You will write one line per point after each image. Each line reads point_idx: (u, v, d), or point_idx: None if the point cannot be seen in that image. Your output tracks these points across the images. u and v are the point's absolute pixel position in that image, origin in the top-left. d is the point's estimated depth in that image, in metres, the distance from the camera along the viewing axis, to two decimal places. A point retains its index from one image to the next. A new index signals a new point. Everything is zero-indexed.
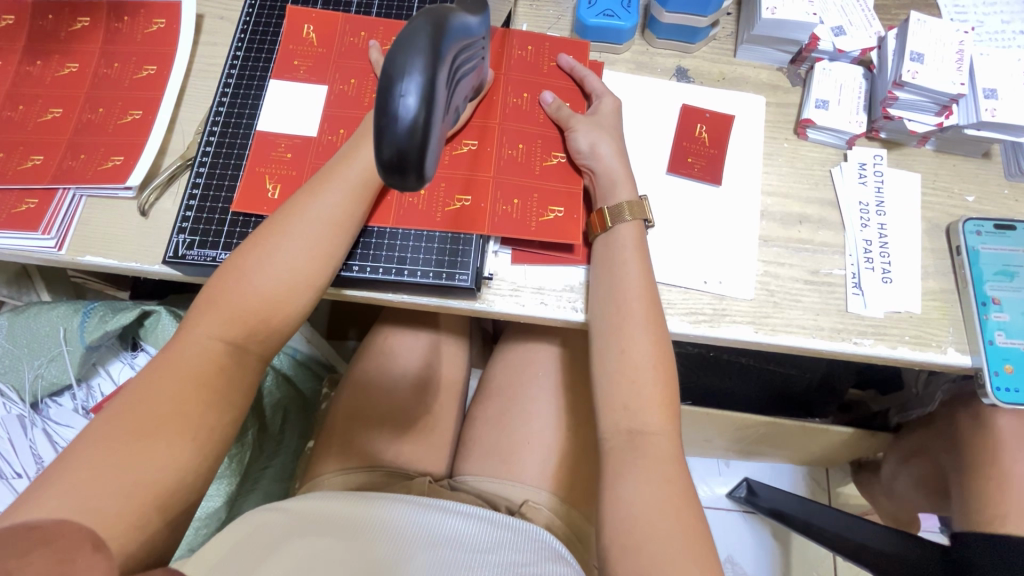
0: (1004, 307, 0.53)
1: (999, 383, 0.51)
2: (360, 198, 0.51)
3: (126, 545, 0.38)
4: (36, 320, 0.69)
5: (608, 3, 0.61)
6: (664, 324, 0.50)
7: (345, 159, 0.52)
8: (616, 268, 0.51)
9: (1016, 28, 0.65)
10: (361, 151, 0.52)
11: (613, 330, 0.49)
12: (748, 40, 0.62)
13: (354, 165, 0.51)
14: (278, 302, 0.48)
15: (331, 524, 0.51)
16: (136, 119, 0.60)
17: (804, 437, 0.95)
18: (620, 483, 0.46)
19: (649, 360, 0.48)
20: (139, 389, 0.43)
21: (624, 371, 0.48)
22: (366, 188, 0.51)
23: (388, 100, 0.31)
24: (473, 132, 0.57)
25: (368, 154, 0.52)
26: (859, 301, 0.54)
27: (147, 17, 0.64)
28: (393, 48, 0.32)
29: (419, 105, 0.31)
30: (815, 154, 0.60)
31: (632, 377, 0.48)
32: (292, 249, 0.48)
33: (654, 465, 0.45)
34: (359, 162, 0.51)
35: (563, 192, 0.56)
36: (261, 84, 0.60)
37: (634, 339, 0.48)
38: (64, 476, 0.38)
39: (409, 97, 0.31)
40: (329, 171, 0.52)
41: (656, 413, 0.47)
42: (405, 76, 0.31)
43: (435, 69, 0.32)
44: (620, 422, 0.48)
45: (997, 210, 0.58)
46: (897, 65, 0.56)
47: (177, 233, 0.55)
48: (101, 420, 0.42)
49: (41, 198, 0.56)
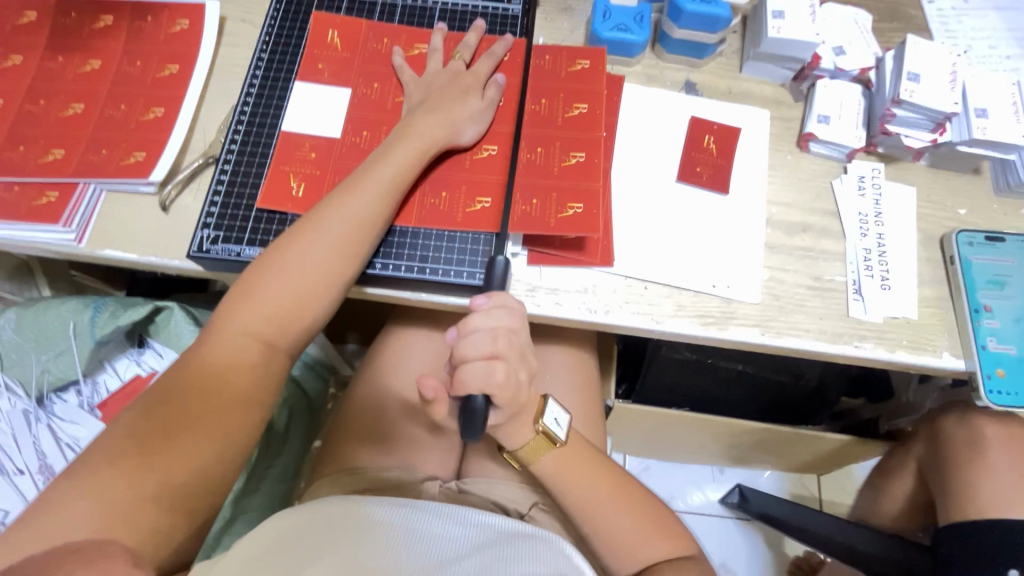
0: (995, 315, 0.56)
1: (992, 386, 0.54)
2: (389, 199, 0.53)
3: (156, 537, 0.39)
4: (45, 315, 0.69)
5: (622, 17, 0.64)
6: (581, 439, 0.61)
7: (378, 161, 0.53)
8: (558, 484, 0.59)
9: (1003, 52, 0.69)
10: (392, 154, 0.54)
11: (579, 479, 0.58)
12: (754, 57, 0.65)
13: (387, 168, 0.53)
14: (310, 299, 0.49)
15: (338, 528, 0.48)
16: (158, 117, 0.61)
17: (800, 443, 0.97)
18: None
19: (634, 502, 0.59)
20: (168, 392, 0.44)
21: (617, 555, 0.58)
22: (395, 189, 0.53)
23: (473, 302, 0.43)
24: (496, 138, 0.59)
25: (398, 158, 0.54)
26: (859, 307, 0.57)
27: (170, 17, 0.65)
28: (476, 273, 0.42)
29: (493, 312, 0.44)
30: (816, 167, 0.63)
31: (624, 535, 0.58)
32: (324, 247, 0.50)
33: (681, 567, 0.57)
34: (390, 166, 0.53)
35: (582, 190, 0.56)
36: (285, 86, 0.62)
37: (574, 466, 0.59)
38: (99, 467, 0.40)
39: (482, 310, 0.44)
40: (361, 173, 0.53)
41: (658, 551, 0.58)
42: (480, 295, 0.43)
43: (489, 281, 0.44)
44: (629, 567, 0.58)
45: (988, 223, 0.61)
46: (895, 84, 0.59)
47: (201, 228, 0.56)
48: (134, 414, 0.43)
49: (62, 192, 0.57)
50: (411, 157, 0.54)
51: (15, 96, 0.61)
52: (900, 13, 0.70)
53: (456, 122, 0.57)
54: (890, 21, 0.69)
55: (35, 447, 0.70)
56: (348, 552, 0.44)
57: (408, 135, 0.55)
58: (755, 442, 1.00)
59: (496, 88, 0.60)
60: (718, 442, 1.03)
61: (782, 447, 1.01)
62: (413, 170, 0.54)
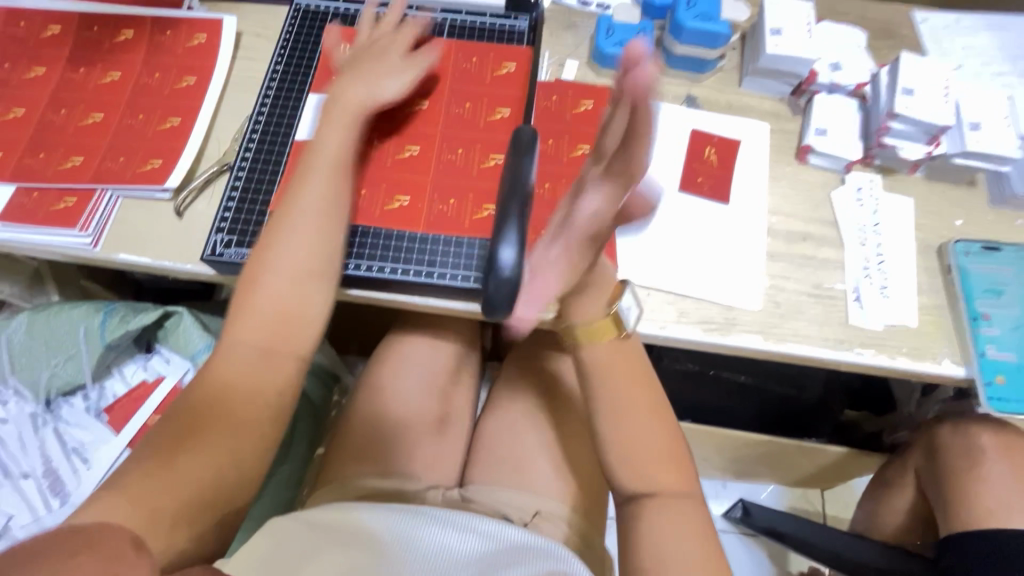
0: (994, 322, 0.56)
1: (992, 394, 0.54)
2: (336, 184, 0.53)
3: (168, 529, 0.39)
4: (56, 319, 0.70)
5: (625, 34, 0.66)
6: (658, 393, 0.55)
7: (318, 149, 0.54)
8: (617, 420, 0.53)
9: (995, 69, 0.71)
10: (324, 137, 0.55)
11: (612, 414, 0.54)
12: (751, 72, 0.67)
13: (337, 158, 0.54)
14: (299, 298, 0.50)
15: (342, 532, 0.53)
16: (175, 126, 0.63)
17: (802, 456, 0.97)
18: (642, 528, 0.50)
19: (665, 509, 0.50)
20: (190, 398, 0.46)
21: (626, 461, 0.53)
22: (339, 175, 0.54)
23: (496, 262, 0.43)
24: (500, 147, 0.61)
25: (331, 143, 0.55)
26: (860, 314, 0.58)
27: (188, 31, 0.67)
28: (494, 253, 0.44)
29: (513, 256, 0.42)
30: (815, 178, 0.64)
31: (635, 446, 0.53)
32: (298, 237, 0.51)
33: (676, 510, 0.50)
34: (325, 155, 0.54)
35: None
36: (299, 97, 0.64)
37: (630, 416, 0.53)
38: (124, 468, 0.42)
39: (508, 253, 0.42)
40: (303, 169, 0.54)
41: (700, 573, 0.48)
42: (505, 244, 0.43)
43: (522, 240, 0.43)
44: (631, 487, 0.53)
45: (985, 233, 0.62)
46: (889, 97, 0.61)
47: (215, 233, 0.57)
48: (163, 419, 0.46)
49: (80, 197, 0.59)
50: (343, 134, 0.55)
51: (35, 105, 0.63)
52: (893, 31, 0.72)
53: (380, 93, 0.58)
54: (883, 39, 0.71)
55: (42, 452, 0.70)
56: (361, 557, 0.49)
57: (332, 113, 0.56)
58: (759, 454, 1.00)
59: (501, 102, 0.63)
60: (721, 454, 1.03)
61: (784, 459, 1.00)
62: (348, 153, 0.55)
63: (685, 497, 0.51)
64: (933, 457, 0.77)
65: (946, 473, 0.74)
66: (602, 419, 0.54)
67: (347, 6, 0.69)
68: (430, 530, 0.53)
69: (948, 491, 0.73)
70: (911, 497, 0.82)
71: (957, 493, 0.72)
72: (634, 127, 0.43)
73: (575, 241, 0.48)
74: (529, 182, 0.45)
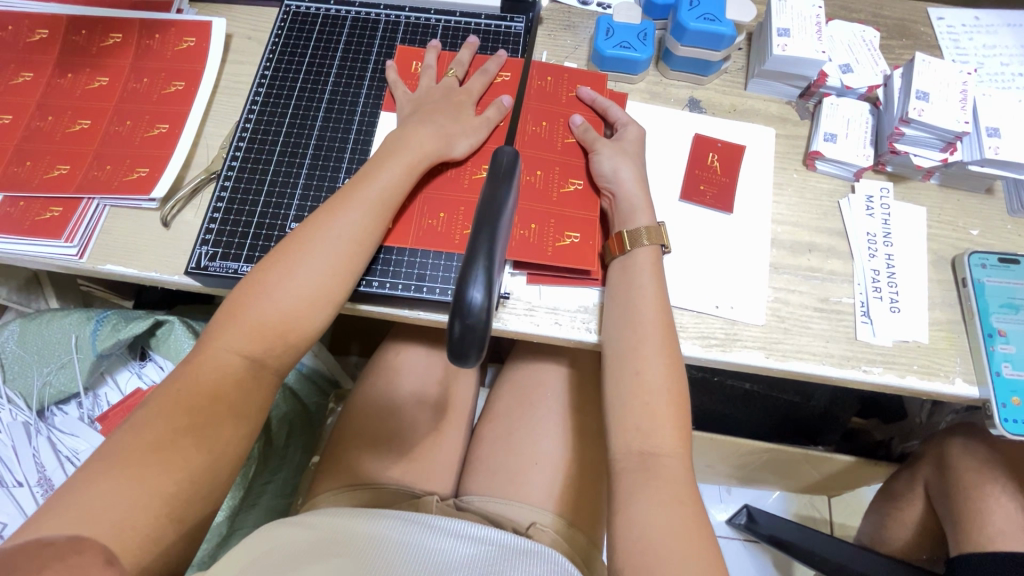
0: (1011, 339, 0.54)
1: (1007, 415, 0.51)
2: (378, 217, 0.52)
3: (149, 543, 0.38)
4: (48, 328, 0.70)
5: (625, 35, 0.63)
6: (678, 351, 0.51)
7: (366, 178, 0.53)
8: (633, 375, 0.49)
9: (1016, 70, 0.68)
10: (380, 170, 0.53)
11: (626, 356, 0.50)
12: (758, 74, 0.64)
13: (373, 187, 0.52)
14: (298, 316, 0.48)
15: (332, 534, 0.51)
16: (162, 133, 0.61)
17: (808, 466, 0.94)
18: (630, 506, 0.45)
19: (656, 486, 0.46)
20: (164, 396, 0.44)
21: (625, 421, 0.48)
22: (379, 204, 0.52)
23: (460, 296, 0.34)
24: (488, 158, 0.59)
25: (386, 173, 0.53)
26: (868, 330, 0.55)
27: (177, 35, 0.66)
28: (459, 270, 0.34)
29: (482, 294, 0.33)
30: (823, 185, 0.62)
31: (645, 409, 0.48)
32: (313, 264, 0.49)
33: (667, 490, 0.45)
34: (378, 184, 0.52)
35: (581, 219, 0.57)
36: (288, 103, 0.63)
37: (649, 362, 0.49)
38: (92, 481, 0.38)
39: (476, 290, 0.34)
40: (348, 191, 0.52)
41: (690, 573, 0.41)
42: (472, 277, 0.34)
43: (491, 266, 0.34)
44: (631, 449, 0.48)
45: (1002, 244, 0.60)
46: (903, 103, 0.58)
47: (199, 245, 0.56)
48: (132, 423, 0.42)
49: (66, 207, 0.58)
50: (401, 175, 0.53)
51: (23, 112, 0.62)
52: (908, 30, 0.69)
53: (448, 139, 0.56)
54: (898, 39, 0.68)
55: (35, 460, 0.70)
56: (346, 554, 0.47)
57: (397, 151, 0.54)
58: (763, 463, 0.98)
59: (493, 109, 0.59)
60: (726, 462, 1.01)
61: (789, 468, 0.98)
62: (403, 188, 0.53)
63: (681, 473, 0.46)
64: (941, 472, 0.75)
65: (956, 491, 0.72)
66: (616, 368, 0.50)
67: (338, 8, 0.68)
68: (428, 535, 0.52)
69: (957, 510, 0.71)
70: (917, 510, 0.80)
71: (968, 509, 0.70)
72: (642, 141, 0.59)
73: (640, 203, 0.55)
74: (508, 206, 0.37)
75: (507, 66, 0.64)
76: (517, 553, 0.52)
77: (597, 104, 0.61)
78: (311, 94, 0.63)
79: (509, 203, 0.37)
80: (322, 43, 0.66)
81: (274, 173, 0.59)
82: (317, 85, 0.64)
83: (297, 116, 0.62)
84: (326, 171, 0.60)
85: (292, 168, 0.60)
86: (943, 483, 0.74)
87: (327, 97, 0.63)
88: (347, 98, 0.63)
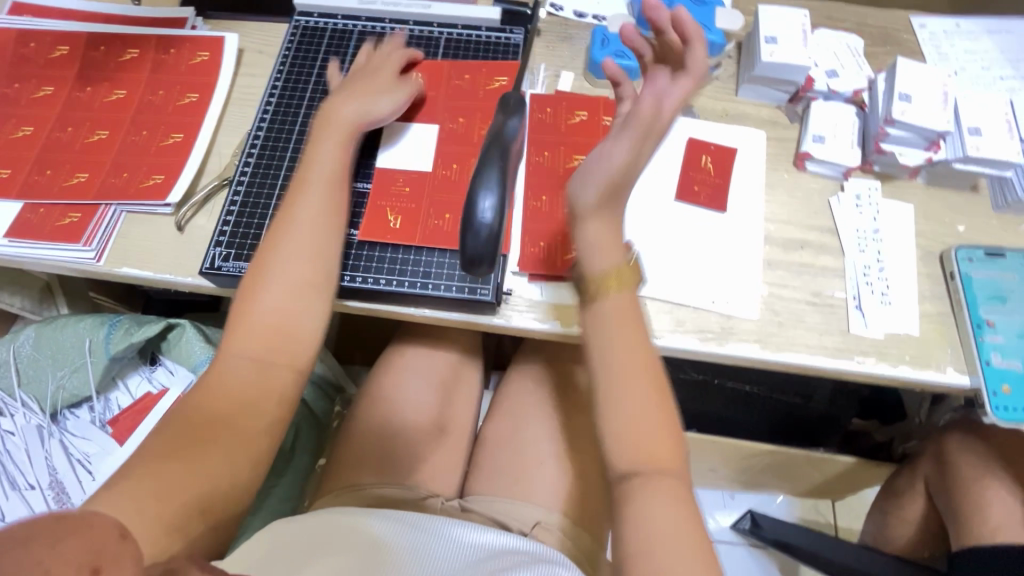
0: (999, 329, 0.55)
1: (998, 403, 0.53)
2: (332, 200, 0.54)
3: (172, 534, 0.39)
4: (63, 332, 0.72)
5: (620, 45, 0.66)
6: (661, 376, 0.47)
7: (305, 168, 0.55)
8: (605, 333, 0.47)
9: (997, 73, 0.70)
10: (315, 156, 0.55)
11: (609, 384, 0.46)
12: (748, 80, 0.67)
13: (313, 171, 0.54)
14: (292, 306, 0.49)
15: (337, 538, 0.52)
16: (177, 141, 0.64)
17: (810, 467, 0.95)
18: (629, 511, 0.43)
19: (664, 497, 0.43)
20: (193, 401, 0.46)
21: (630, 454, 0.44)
22: (331, 185, 0.54)
23: (473, 212, 0.46)
24: (453, 157, 0.62)
25: (324, 158, 0.55)
26: (860, 323, 0.57)
27: (191, 49, 0.69)
28: (471, 185, 0.47)
29: (491, 210, 0.45)
30: (813, 185, 0.64)
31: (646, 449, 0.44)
32: (289, 255, 0.51)
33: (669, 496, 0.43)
34: (316, 168, 0.54)
35: None
36: (299, 113, 0.65)
37: (626, 381, 0.46)
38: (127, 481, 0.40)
39: (486, 208, 0.45)
40: (298, 183, 0.54)
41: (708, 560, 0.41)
42: (484, 195, 0.46)
43: (503, 189, 0.46)
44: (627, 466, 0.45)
45: (988, 239, 0.61)
46: (887, 105, 0.61)
47: (214, 246, 0.58)
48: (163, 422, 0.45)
49: (84, 213, 0.60)
50: (335, 156, 0.55)
51: (44, 124, 0.65)
52: (892, 37, 0.72)
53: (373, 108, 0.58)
54: (882, 46, 0.71)
55: (47, 464, 0.71)
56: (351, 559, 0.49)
57: (327, 132, 0.57)
58: (766, 465, 0.98)
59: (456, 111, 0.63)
60: (728, 464, 1.01)
61: (792, 469, 0.98)
62: (341, 167, 0.55)
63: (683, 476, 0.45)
64: (940, 466, 0.76)
65: (956, 485, 0.72)
66: (604, 391, 0.46)
67: (344, 23, 0.71)
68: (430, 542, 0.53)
69: (958, 504, 0.71)
70: (919, 507, 0.80)
71: (967, 502, 0.70)
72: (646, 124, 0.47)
73: (603, 242, 0.47)
74: (514, 140, 0.49)
75: (492, 71, 0.67)
76: (516, 555, 0.53)
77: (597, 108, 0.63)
78: (320, 104, 0.66)
79: (516, 132, 0.50)
80: (331, 55, 0.69)
81: (285, 178, 0.62)
82: (326, 95, 0.67)
83: (306, 124, 0.65)
84: None
85: None
86: (945, 477, 0.75)
87: None
88: None
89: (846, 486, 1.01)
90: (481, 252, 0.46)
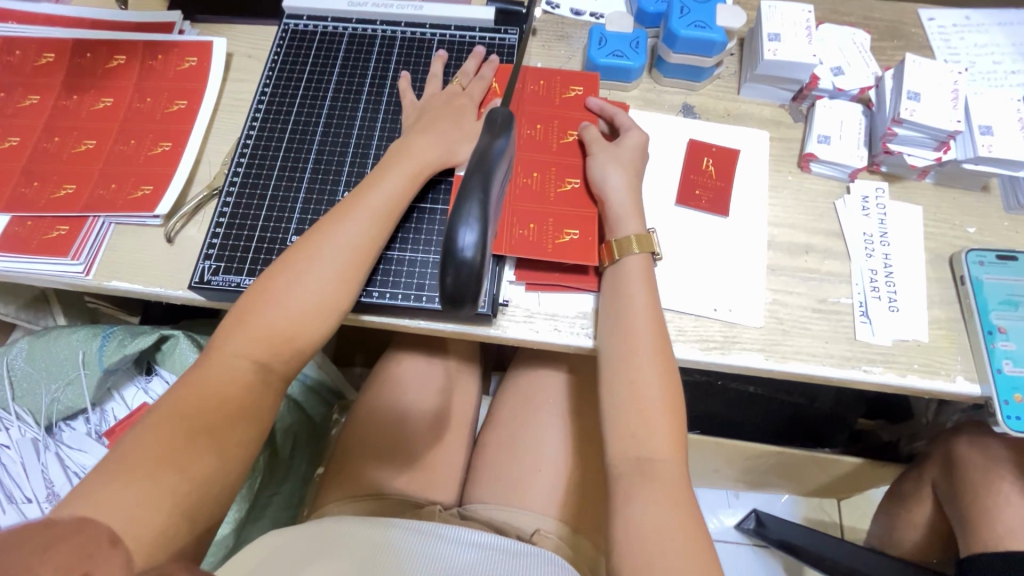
0: (1011, 336, 0.54)
1: (1009, 412, 0.51)
2: (378, 225, 0.53)
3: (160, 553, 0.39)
4: (57, 343, 0.72)
5: (618, 44, 0.64)
6: (672, 362, 0.50)
7: (367, 187, 0.54)
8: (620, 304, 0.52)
9: (1008, 68, 0.68)
10: (381, 180, 0.54)
11: (621, 363, 0.50)
12: (751, 79, 0.65)
13: (377, 195, 0.53)
14: (304, 323, 0.49)
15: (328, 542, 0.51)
16: (166, 150, 0.63)
17: (816, 469, 0.93)
18: (627, 507, 0.45)
19: (653, 490, 0.45)
20: (171, 403, 0.44)
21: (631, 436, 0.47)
22: (386, 215, 0.53)
23: (453, 243, 0.41)
24: (536, 166, 0.59)
25: (392, 183, 0.54)
26: (868, 329, 0.55)
27: (179, 55, 0.67)
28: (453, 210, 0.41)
29: (474, 243, 0.41)
30: (818, 187, 0.62)
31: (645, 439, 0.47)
32: (322, 273, 0.50)
33: (661, 491, 0.45)
34: (380, 194, 0.53)
35: (581, 216, 0.57)
36: (289, 120, 0.64)
37: (643, 371, 0.49)
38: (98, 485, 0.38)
39: (468, 239, 0.41)
40: (351, 200, 0.53)
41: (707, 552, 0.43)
42: (466, 225, 0.41)
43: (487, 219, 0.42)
44: (628, 455, 0.47)
45: (999, 241, 0.60)
46: (895, 104, 0.59)
47: (203, 259, 0.57)
48: (153, 417, 0.43)
49: (72, 226, 0.59)
50: (403, 185, 0.54)
51: (30, 134, 0.63)
52: (899, 31, 0.70)
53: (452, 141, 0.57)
54: (889, 40, 0.69)
55: (44, 477, 0.70)
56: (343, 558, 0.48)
57: (400, 161, 0.55)
58: (771, 467, 0.97)
59: (467, 116, 0.60)
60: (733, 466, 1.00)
61: (797, 471, 0.97)
62: (405, 196, 0.54)
63: (681, 478, 0.46)
64: (948, 471, 0.74)
65: (964, 488, 0.71)
66: (609, 374, 0.50)
67: (335, 25, 0.69)
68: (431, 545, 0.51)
69: (967, 509, 0.70)
70: (926, 510, 0.79)
71: (976, 507, 0.69)
72: (642, 147, 0.59)
73: (627, 211, 0.55)
74: (499, 165, 0.44)
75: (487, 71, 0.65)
76: (519, 559, 0.52)
77: (605, 113, 0.62)
78: (310, 110, 0.65)
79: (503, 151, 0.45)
80: (321, 59, 0.67)
81: (275, 187, 0.60)
82: (316, 101, 0.65)
83: (296, 131, 0.63)
84: (325, 184, 0.61)
85: (292, 182, 0.61)
86: (953, 480, 0.73)
87: (326, 111, 0.64)
88: (346, 112, 0.64)
89: (850, 487, 0.99)
90: (463, 288, 0.42)
